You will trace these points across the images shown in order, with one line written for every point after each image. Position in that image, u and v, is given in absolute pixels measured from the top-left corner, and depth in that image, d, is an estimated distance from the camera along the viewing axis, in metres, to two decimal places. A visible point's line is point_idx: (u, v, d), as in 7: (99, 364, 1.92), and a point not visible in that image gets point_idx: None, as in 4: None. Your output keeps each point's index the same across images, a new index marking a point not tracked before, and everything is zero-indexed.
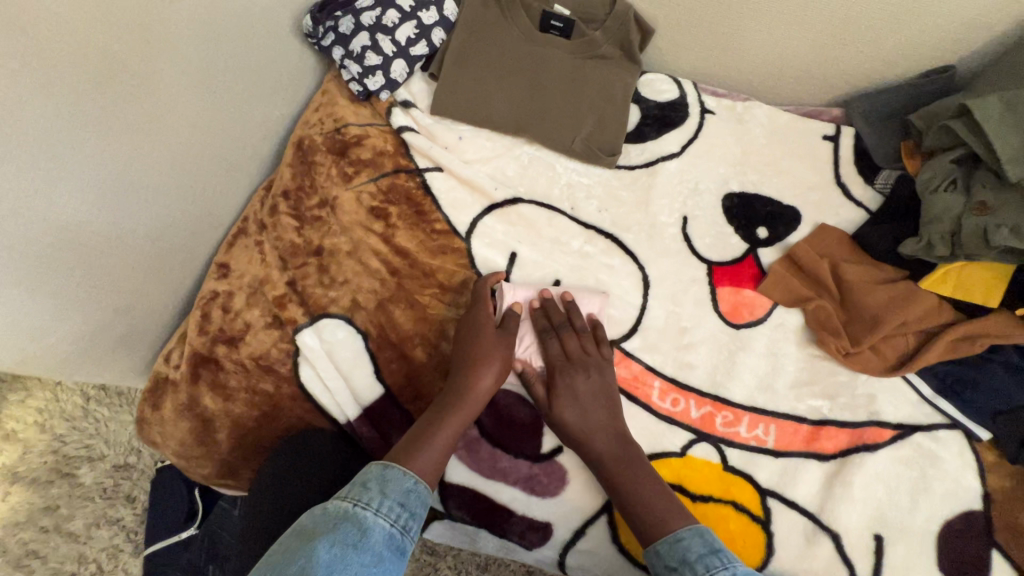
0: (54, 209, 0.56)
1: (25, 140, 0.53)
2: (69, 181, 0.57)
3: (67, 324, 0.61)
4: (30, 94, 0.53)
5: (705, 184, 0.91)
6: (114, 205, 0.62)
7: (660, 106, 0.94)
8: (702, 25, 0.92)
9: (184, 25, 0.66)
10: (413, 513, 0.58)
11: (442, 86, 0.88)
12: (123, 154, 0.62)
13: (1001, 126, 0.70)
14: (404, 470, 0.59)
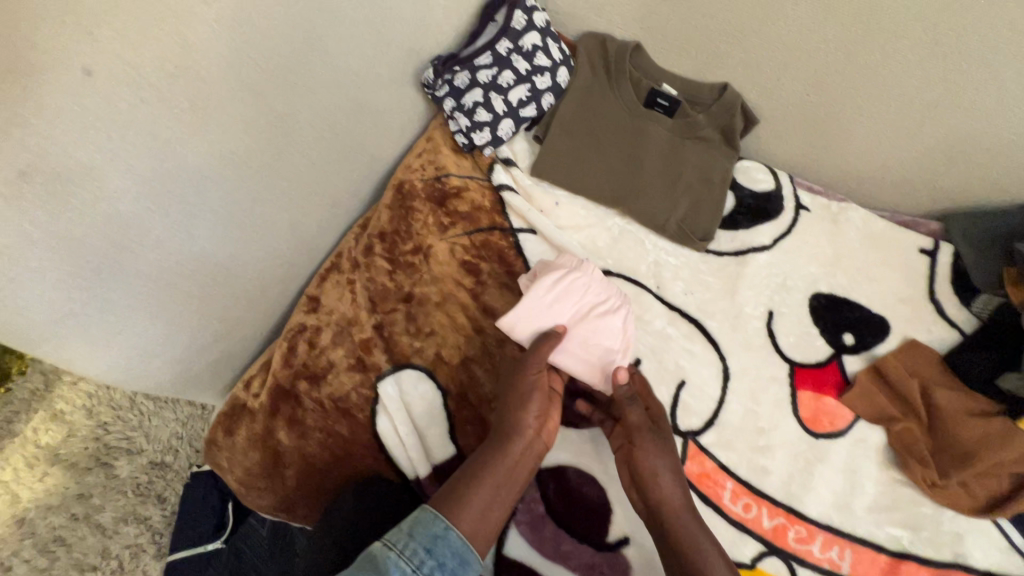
0: (188, 242, 0.56)
1: (180, 177, 0.53)
2: (207, 218, 0.57)
3: (172, 351, 0.61)
4: (192, 132, 0.53)
5: (794, 281, 0.89)
6: (238, 239, 0.62)
7: (755, 195, 0.94)
8: (809, 124, 0.92)
9: (325, 70, 0.68)
10: (440, 562, 0.51)
11: (545, 150, 0.89)
12: (253, 191, 0.63)
13: None
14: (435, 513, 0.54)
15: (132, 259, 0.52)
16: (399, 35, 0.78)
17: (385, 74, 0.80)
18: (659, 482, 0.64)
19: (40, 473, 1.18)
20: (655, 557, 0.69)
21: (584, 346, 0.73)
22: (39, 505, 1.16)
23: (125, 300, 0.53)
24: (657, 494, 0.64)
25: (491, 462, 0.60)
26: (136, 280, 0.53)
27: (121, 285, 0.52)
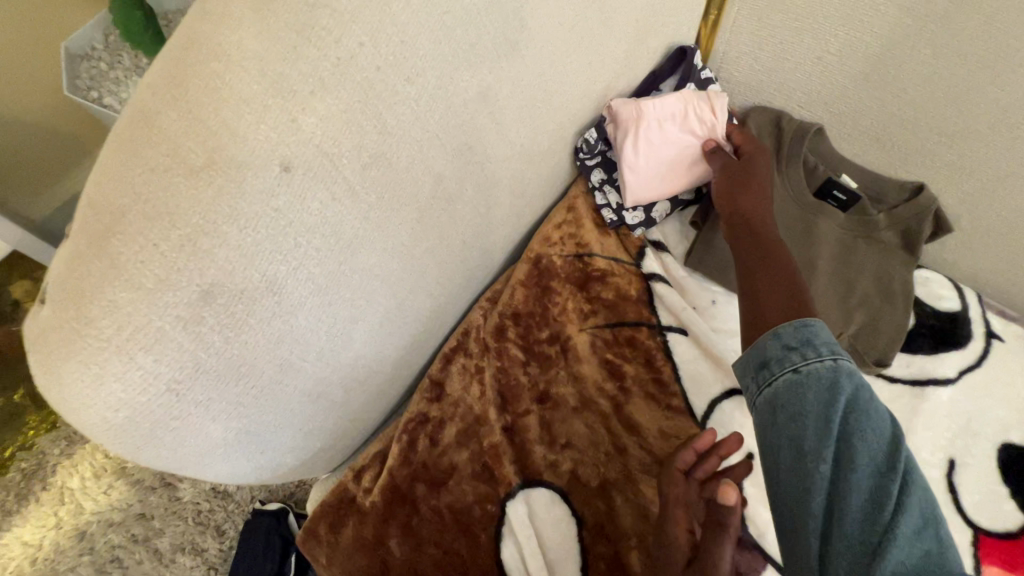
0: (347, 345, 0.49)
1: (353, 276, 0.46)
2: (369, 318, 0.50)
3: (304, 449, 0.54)
4: (372, 227, 0.46)
5: (982, 425, 0.76)
6: (390, 335, 0.55)
7: (938, 315, 0.81)
8: (1018, 242, 0.78)
9: (499, 144, 0.60)
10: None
11: (703, 236, 0.79)
12: (412, 281, 0.55)
13: None
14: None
15: (291, 369, 0.45)
16: (569, 102, 0.70)
17: (546, 142, 0.71)
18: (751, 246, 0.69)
19: (106, 484, 1.12)
20: None
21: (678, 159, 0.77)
22: (100, 519, 1.09)
23: (271, 411, 0.46)
24: (754, 226, 0.71)
25: None
26: (289, 390, 0.46)
27: (274, 396, 0.45)
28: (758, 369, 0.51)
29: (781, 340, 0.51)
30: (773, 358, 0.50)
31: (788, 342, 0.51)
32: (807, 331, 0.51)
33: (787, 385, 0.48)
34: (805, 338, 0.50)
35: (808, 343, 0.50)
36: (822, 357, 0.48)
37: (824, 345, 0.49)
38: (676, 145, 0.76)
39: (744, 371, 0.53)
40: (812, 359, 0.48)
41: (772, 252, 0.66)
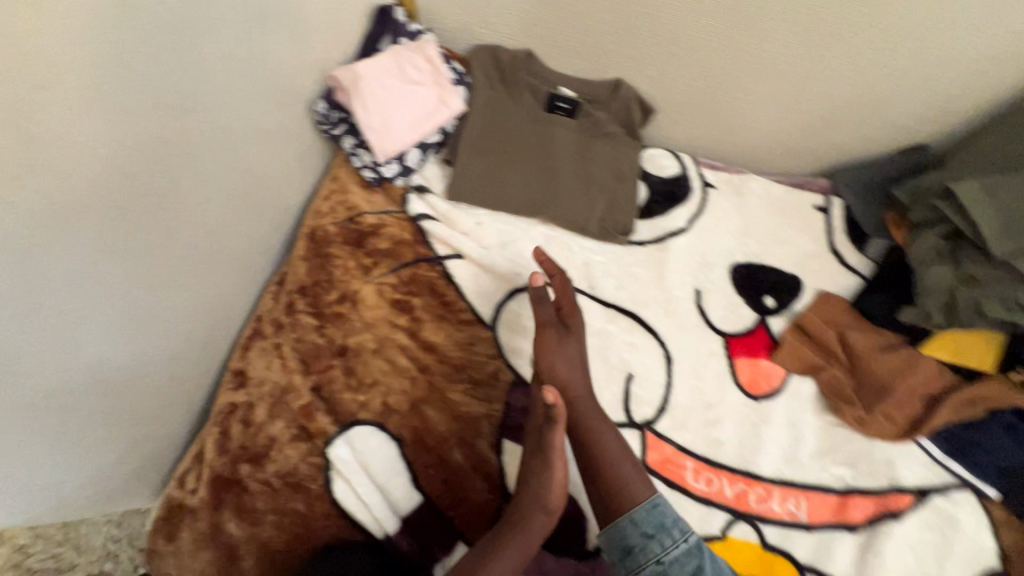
0: (79, 355, 0.56)
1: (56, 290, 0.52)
2: (101, 323, 0.57)
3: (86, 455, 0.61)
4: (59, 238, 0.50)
5: (712, 257, 0.94)
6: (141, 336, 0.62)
7: (663, 181, 0.98)
8: (701, 107, 0.97)
9: (203, 129, 0.63)
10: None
11: (456, 169, 0.88)
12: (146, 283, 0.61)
13: (983, 209, 0.79)
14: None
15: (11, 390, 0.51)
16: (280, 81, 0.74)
17: (273, 124, 0.75)
18: (568, 347, 0.74)
19: None
20: None
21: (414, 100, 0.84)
22: None
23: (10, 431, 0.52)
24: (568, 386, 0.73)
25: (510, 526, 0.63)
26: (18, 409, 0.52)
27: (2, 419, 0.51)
28: (625, 556, 0.65)
29: (642, 526, 0.65)
30: (625, 524, 0.65)
31: (647, 527, 0.65)
32: (658, 511, 0.66)
33: (647, 542, 0.64)
34: (653, 513, 0.65)
35: (662, 527, 0.65)
36: (678, 539, 0.64)
37: (673, 526, 0.65)
38: (406, 88, 0.83)
39: (609, 545, 0.66)
40: (666, 546, 0.64)
41: (564, 357, 0.73)
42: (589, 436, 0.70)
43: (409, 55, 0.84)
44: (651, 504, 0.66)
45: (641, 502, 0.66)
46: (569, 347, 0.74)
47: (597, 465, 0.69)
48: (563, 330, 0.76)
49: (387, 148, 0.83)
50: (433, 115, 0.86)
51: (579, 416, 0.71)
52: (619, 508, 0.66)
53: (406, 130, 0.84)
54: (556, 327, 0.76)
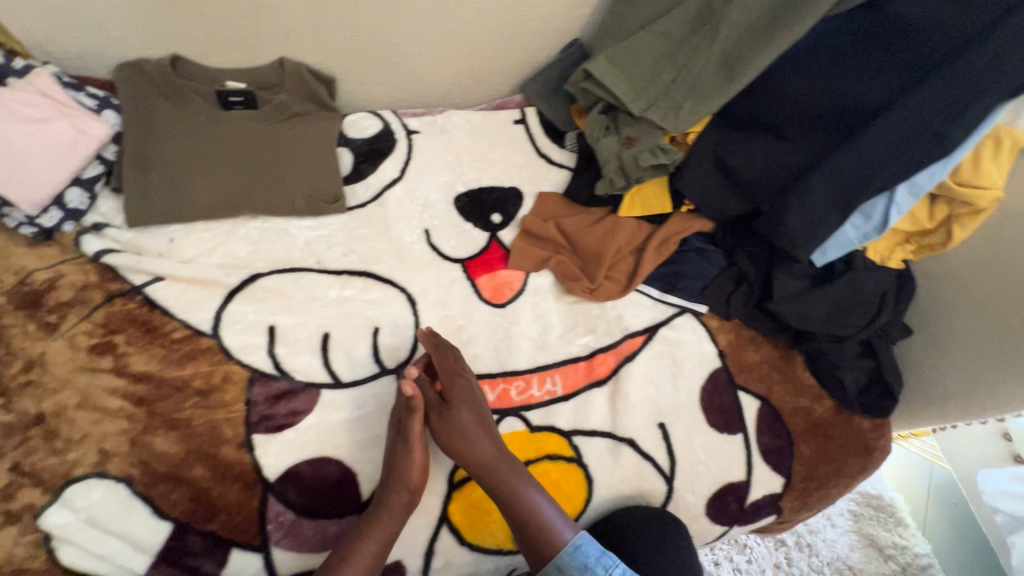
0: None
1: None
2: None
3: None
4: None
5: (434, 197, 0.99)
6: None
7: (367, 141, 1.00)
8: (374, 63, 1.00)
9: None
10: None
11: (133, 197, 0.84)
12: None
13: (615, 80, 0.89)
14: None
15: None
16: None
17: None
18: (457, 417, 0.74)
19: None
20: None
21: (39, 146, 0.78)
22: None
23: None
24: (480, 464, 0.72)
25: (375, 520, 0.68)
26: None
27: None
28: None
29: (567, 570, 0.66)
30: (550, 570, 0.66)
31: (573, 571, 0.66)
32: (581, 550, 0.67)
33: None
34: (581, 557, 0.66)
35: (586, 565, 0.66)
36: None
37: (599, 565, 0.65)
38: (24, 138, 0.78)
39: None
40: None
41: (475, 463, 0.72)
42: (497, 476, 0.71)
43: (16, 104, 0.78)
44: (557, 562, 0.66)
45: (563, 547, 0.67)
46: (459, 415, 0.74)
47: (517, 510, 0.70)
48: (434, 405, 0.76)
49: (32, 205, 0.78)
50: (71, 151, 0.81)
51: (473, 451, 0.72)
52: (542, 557, 0.68)
53: (46, 178, 0.79)
54: (436, 407, 0.76)
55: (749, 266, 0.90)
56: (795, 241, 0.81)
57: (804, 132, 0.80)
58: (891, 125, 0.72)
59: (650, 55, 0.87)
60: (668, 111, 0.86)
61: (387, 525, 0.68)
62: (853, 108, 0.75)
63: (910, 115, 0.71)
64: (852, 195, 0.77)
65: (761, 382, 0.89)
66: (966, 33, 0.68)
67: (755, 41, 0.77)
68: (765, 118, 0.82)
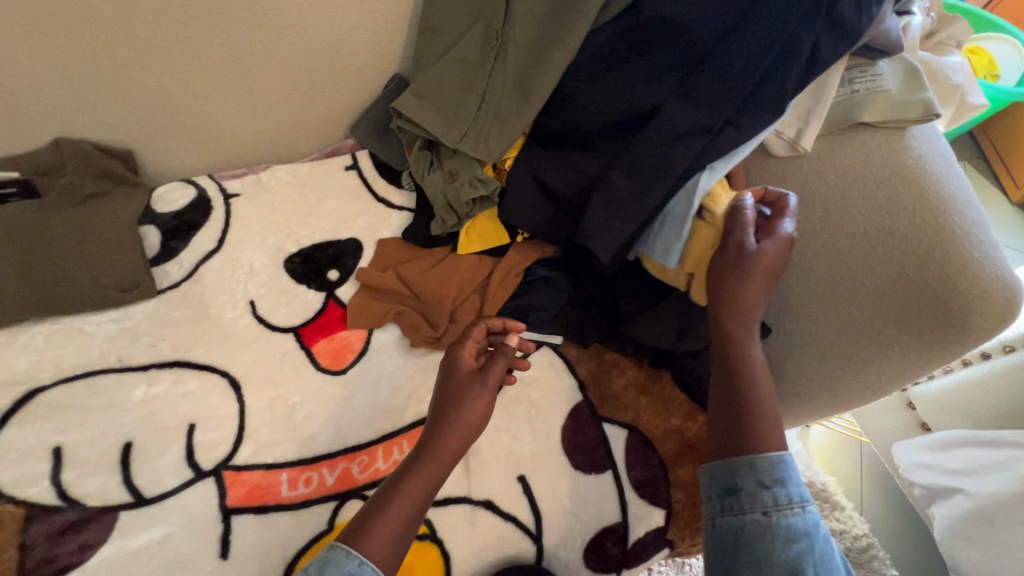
0: None
1: None
2: None
3: None
4: None
5: (259, 263, 0.91)
6: None
7: (177, 214, 0.91)
8: (174, 129, 0.92)
9: None
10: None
11: None
12: None
13: (424, 113, 0.85)
14: (346, 551, 0.55)
15: None
16: None
17: None
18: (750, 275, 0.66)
19: None
20: None
21: None
22: None
23: None
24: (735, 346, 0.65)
25: (410, 476, 0.61)
26: None
27: None
28: (727, 494, 0.57)
29: (763, 474, 0.55)
30: (724, 466, 0.58)
31: (772, 476, 0.55)
32: (785, 467, 0.56)
33: (750, 561, 0.52)
34: (784, 473, 0.55)
35: (784, 483, 0.55)
36: (795, 506, 0.53)
37: (796, 493, 0.54)
38: None
39: (712, 481, 0.59)
40: (789, 509, 0.53)
41: (729, 337, 0.65)
42: (738, 316, 0.65)
43: None
44: (750, 460, 0.56)
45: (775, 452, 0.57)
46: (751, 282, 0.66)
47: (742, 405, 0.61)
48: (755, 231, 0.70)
49: None
50: None
51: (736, 307, 0.65)
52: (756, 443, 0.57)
53: None
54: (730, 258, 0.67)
55: (593, 289, 0.85)
56: (607, 252, 0.74)
57: (607, 142, 0.77)
58: (678, 118, 0.68)
59: (451, 84, 0.84)
60: (479, 139, 0.82)
61: (420, 482, 0.60)
62: (635, 109, 0.72)
63: (687, 109, 0.68)
64: (659, 183, 0.70)
65: (628, 410, 0.83)
66: (732, 16, 0.66)
67: (541, 55, 0.75)
68: (571, 131, 0.78)
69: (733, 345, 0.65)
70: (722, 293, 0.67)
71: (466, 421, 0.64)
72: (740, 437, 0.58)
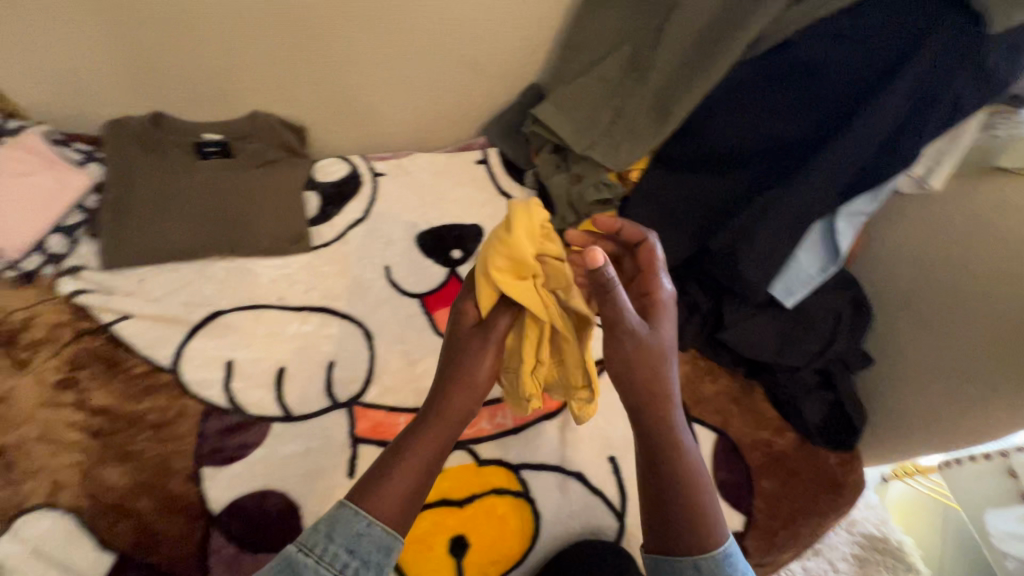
0: None
1: None
2: None
3: None
4: None
5: (395, 234, 1.03)
6: None
7: (335, 184, 1.06)
8: (343, 112, 1.07)
9: None
10: (364, 560, 0.50)
11: (110, 240, 0.90)
12: None
13: (559, 121, 0.94)
14: (355, 509, 0.52)
15: None
16: None
17: None
18: (655, 330, 0.58)
19: None
20: None
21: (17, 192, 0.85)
22: None
23: None
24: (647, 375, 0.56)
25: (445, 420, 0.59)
26: None
27: None
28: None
29: (721, 570, 0.54)
30: (669, 561, 0.55)
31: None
32: (734, 561, 0.55)
33: None
34: (734, 562, 0.55)
35: None
36: None
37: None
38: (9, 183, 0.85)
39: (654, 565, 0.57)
40: None
41: (645, 370, 0.57)
42: (660, 419, 0.56)
43: (13, 151, 0.86)
44: (694, 560, 0.54)
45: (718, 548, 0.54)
46: (664, 326, 0.59)
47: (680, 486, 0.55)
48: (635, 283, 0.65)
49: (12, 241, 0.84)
50: (45, 188, 0.87)
51: (639, 364, 0.57)
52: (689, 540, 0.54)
53: (19, 212, 0.85)
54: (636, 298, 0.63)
55: (701, 298, 0.89)
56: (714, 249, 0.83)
57: (729, 167, 0.83)
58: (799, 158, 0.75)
59: (589, 97, 0.92)
60: (608, 149, 0.90)
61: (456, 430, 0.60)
62: (763, 141, 0.78)
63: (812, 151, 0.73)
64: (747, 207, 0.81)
65: (719, 414, 0.87)
66: (878, 71, 0.69)
67: (682, 83, 0.82)
68: (707, 152, 0.84)
69: (659, 444, 0.56)
70: (632, 399, 0.57)
71: (471, 382, 0.61)
72: (673, 532, 0.55)
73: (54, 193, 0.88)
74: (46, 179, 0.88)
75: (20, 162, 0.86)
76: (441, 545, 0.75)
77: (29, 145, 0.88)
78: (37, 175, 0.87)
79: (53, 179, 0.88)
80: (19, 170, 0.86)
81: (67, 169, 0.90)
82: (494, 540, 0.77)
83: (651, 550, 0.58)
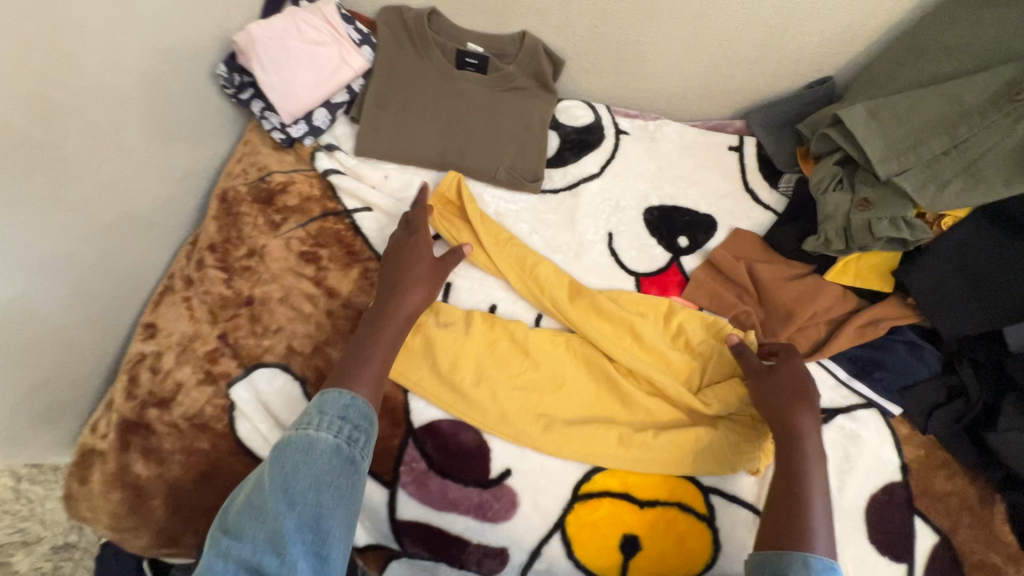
0: None
1: None
2: None
3: None
4: None
5: (625, 201, 0.96)
6: (53, 287, 0.68)
7: (577, 130, 1.00)
8: (609, 56, 0.98)
9: (82, 87, 0.66)
10: (355, 425, 0.63)
11: (368, 130, 0.91)
12: (46, 234, 0.66)
13: (868, 132, 0.80)
14: (339, 391, 0.65)
15: None
16: (169, 39, 0.77)
17: (172, 87, 0.80)
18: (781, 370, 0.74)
19: None
20: (535, 479, 0.74)
21: (303, 56, 0.87)
22: None
23: None
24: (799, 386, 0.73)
25: (373, 342, 0.71)
26: None
27: None
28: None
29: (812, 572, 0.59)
30: (774, 553, 0.61)
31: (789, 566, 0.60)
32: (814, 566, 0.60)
33: None
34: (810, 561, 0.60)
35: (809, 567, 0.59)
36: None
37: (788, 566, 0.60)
38: (299, 46, 0.87)
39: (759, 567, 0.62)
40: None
41: (768, 385, 0.73)
42: (791, 434, 0.70)
43: (315, 21, 0.89)
44: (803, 558, 0.60)
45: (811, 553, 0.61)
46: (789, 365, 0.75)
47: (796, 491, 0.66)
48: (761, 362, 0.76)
49: (286, 100, 0.87)
50: (326, 60, 0.89)
51: (782, 402, 0.71)
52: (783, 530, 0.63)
53: (298, 77, 0.87)
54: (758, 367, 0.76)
55: (973, 383, 0.77)
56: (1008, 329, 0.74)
57: None
58: None
59: (925, 115, 0.77)
60: (926, 182, 0.76)
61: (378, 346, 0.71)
62: None
63: None
64: None
65: (946, 516, 0.75)
66: None
67: None
68: None
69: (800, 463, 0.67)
70: (773, 414, 0.71)
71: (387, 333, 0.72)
72: (784, 534, 0.63)
73: (330, 65, 0.89)
74: (331, 50, 0.89)
75: (314, 30, 0.89)
76: (615, 538, 0.72)
77: (324, 17, 0.90)
78: (325, 47, 0.89)
79: (335, 53, 0.89)
80: (311, 38, 0.88)
81: (345, 45, 0.90)
82: (665, 553, 0.72)
83: (764, 548, 0.63)
